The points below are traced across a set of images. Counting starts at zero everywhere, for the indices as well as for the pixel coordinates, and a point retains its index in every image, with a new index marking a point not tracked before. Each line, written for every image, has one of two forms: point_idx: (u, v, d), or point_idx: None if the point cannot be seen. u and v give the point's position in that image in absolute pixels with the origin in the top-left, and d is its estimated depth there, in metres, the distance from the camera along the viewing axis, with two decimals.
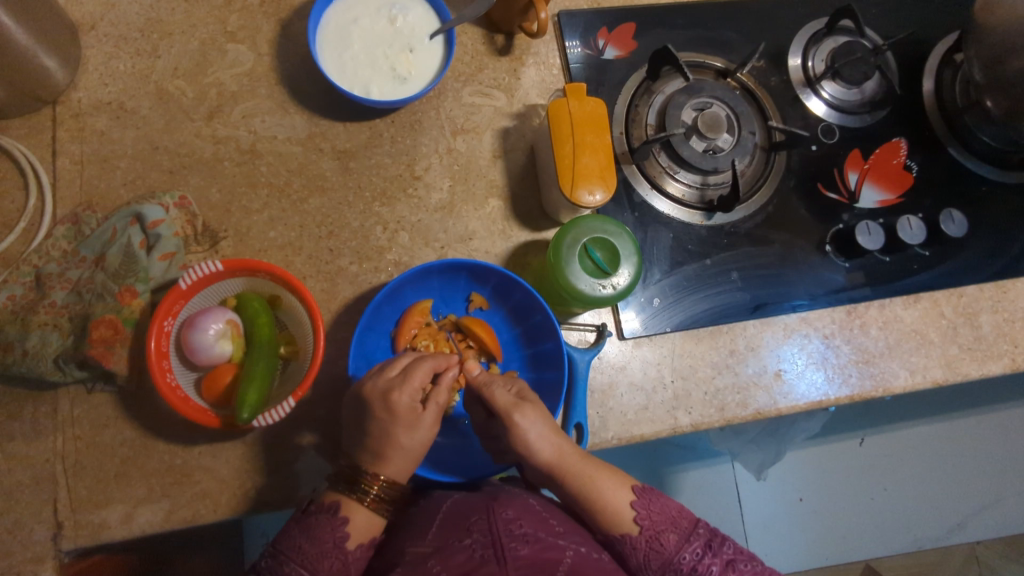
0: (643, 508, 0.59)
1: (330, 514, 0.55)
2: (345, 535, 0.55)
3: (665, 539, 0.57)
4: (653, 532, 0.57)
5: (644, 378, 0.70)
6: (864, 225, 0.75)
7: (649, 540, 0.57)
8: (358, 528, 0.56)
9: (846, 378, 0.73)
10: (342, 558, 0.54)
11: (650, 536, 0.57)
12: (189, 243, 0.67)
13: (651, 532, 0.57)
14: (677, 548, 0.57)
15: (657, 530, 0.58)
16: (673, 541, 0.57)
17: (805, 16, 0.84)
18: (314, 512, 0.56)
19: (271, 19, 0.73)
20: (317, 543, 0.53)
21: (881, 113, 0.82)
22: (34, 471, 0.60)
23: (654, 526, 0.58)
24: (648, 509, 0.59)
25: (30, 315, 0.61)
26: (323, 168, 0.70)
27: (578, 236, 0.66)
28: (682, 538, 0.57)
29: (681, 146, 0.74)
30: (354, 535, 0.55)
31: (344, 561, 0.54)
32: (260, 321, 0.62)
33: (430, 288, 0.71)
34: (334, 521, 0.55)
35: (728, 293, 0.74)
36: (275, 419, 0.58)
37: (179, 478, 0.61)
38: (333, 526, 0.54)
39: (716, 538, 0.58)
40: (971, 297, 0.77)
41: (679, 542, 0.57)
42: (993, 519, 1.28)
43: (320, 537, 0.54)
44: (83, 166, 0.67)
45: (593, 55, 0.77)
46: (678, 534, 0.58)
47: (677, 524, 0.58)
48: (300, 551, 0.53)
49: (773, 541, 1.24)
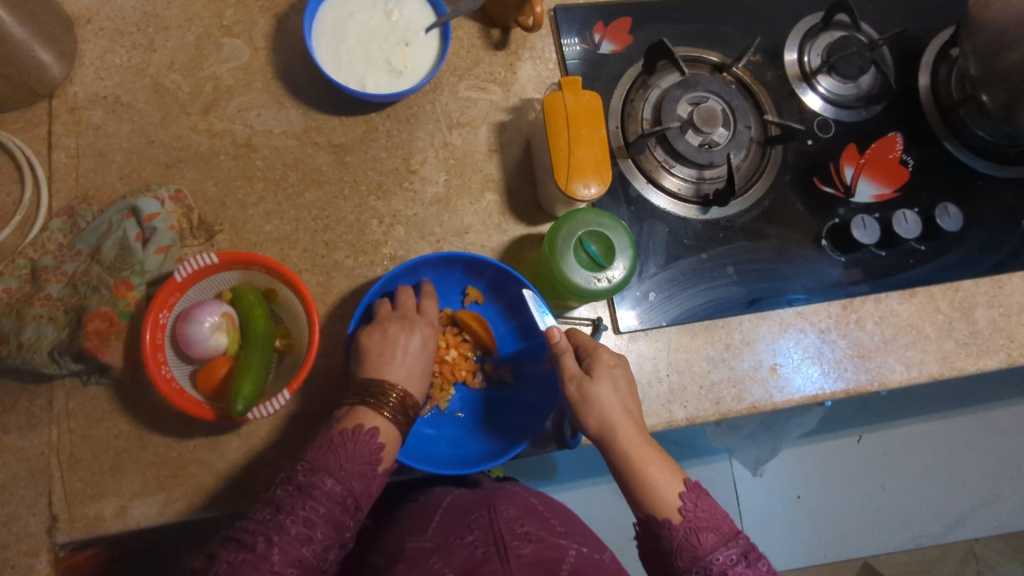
0: (689, 501, 0.57)
1: (361, 433, 0.56)
2: (380, 449, 0.57)
3: (703, 536, 0.55)
4: (693, 524, 0.55)
5: (639, 372, 0.70)
6: (859, 219, 0.75)
7: (687, 531, 0.55)
8: (389, 442, 0.58)
9: (841, 373, 0.73)
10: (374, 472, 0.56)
11: (689, 528, 0.55)
12: (185, 236, 0.67)
13: (690, 524, 0.55)
14: (712, 549, 0.54)
15: (698, 525, 0.55)
16: (710, 541, 0.54)
17: (801, 11, 0.84)
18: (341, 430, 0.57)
19: (267, 13, 0.73)
20: (354, 460, 0.55)
21: (877, 108, 0.82)
22: (30, 463, 0.60)
23: (696, 520, 0.56)
24: (693, 503, 0.57)
25: (25, 307, 0.61)
26: (319, 162, 0.71)
27: (573, 230, 0.66)
28: (719, 540, 0.55)
29: (677, 140, 0.74)
30: (386, 448, 0.57)
31: (375, 475, 0.57)
32: (255, 314, 0.61)
33: (425, 282, 0.71)
34: (372, 439, 0.56)
35: (724, 287, 0.74)
36: (271, 411, 0.58)
37: (175, 471, 0.62)
38: (369, 443, 0.56)
39: (752, 553, 0.55)
40: (967, 291, 0.77)
41: (715, 543, 0.54)
42: (991, 517, 1.29)
43: (359, 453, 0.55)
44: (79, 159, 0.67)
45: (589, 50, 0.77)
46: (717, 536, 0.55)
47: (718, 527, 0.56)
48: (339, 466, 0.55)
49: (770, 539, 1.24)
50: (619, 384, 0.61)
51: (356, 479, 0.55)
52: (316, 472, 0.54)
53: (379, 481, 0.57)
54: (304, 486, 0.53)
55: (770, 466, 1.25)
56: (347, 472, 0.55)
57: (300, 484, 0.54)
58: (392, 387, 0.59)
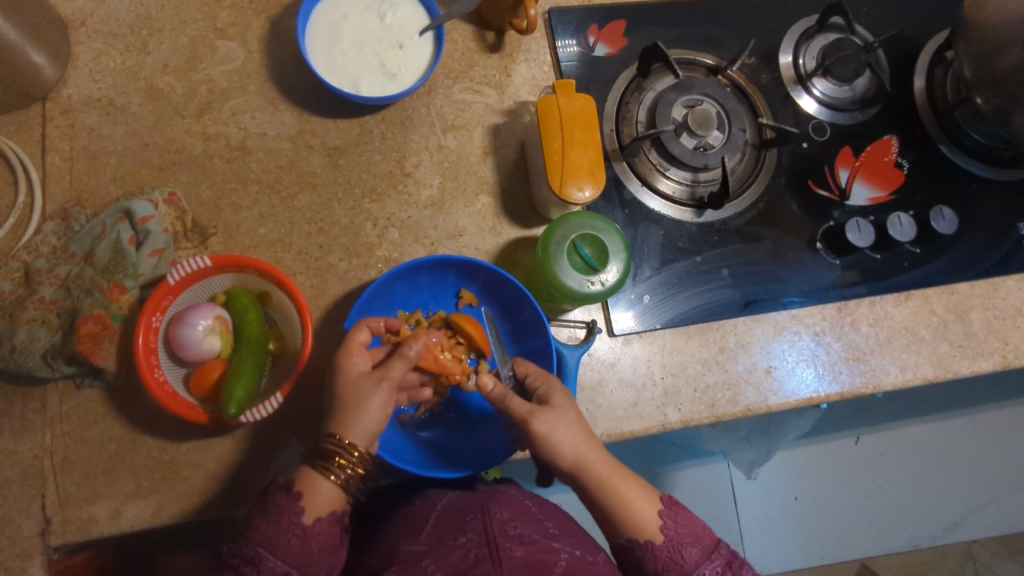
0: (669, 519, 0.58)
1: (291, 496, 0.52)
2: (302, 509, 0.52)
3: (687, 552, 0.56)
4: (676, 542, 0.56)
5: (634, 374, 0.70)
6: (854, 222, 0.75)
7: (671, 550, 0.56)
8: (318, 502, 0.53)
9: (836, 375, 0.73)
10: (301, 534, 0.51)
11: (672, 546, 0.56)
12: (178, 239, 0.67)
13: (673, 542, 0.56)
14: (697, 564, 0.55)
15: (681, 543, 0.56)
16: (694, 556, 0.56)
17: (796, 13, 0.84)
18: (274, 491, 0.53)
19: (261, 16, 0.73)
20: (274, 522, 0.51)
21: (872, 110, 0.82)
22: (23, 467, 0.60)
23: (678, 538, 0.57)
24: (673, 521, 0.58)
25: (18, 310, 0.61)
26: (313, 165, 0.70)
27: (567, 233, 0.66)
28: (702, 554, 0.56)
29: (672, 143, 0.74)
30: (311, 509, 0.52)
31: (304, 537, 0.51)
32: (248, 317, 0.62)
33: (420, 285, 0.71)
34: (291, 498, 0.52)
35: (718, 290, 0.74)
36: (264, 414, 0.58)
37: (168, 474, 0.62)
38: (290, 503, 0.52)
39: (736, 561, 0.57)
40: (961, 294, 0.77)
41: (699, 558, 0.56)
42: (987, 518, 1.29)
43: (278, 515, 0.51)
44: (73, 162, 0.67)
45: (584, 52, 0.77)
46: (700, 550, 0.56)
47: (700, 541, 0.57)
48: (257, 530, 0.51)
49: (767, 540, 1.24)
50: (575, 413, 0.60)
51: (277, 544, 0.51)
52: (239, 539, 0.51)
53: (314, 544, 0.52)
54: (229, 554, 0.51)
55: (766, 467, 1.25)
56: (266, 537, 0.51)
57: (226, 554, 0.51)
58: (333, 438, 0.53)
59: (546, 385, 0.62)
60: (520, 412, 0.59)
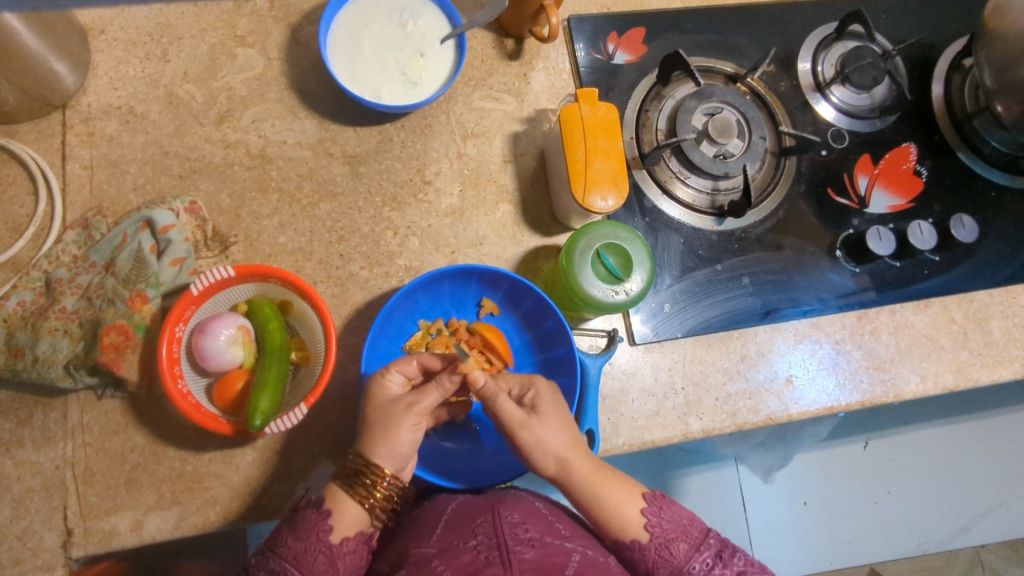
0: (653, 516, 0.58)
1: (319, 514, 0.54)
2: (330, 528, 0.54)
3: (675, 547, 0.57)
4: (663, 539, 0.57)
5: (655, 383, 0.69)
6: (875, 230, 0.75)
7: (658, 548, 0.57)
8: (344, 521, 0.54)
9: (857, 384, 0.73)
10: (328, 553, 0.53)
11: (660, 543, 0.57)
12: (200, 247, 0.66)
13: (660, 540, 0.57)
14: (687, 558, 0.56)
15: (668, 538, 0.57)
16: (683, 551, 0.57)
17: (816, 20, 0.84)
18: (303, 509, 0.55)
19: (281, 23, 0.73)
20: (302, 539, 0.53)
21: (892, 118, 0.82)
22: (44, 478, 0.59)
23: (664, 534, 0.57)
24: (658, 517, 0.58)
25: (40, 321, 0.61)
26: (334, 173, 0.70)
27: (590, 243, 0.65)
28: (692, 547, 0.57)
29: (692, 151, 0.74)
30: (339, 528, 0.54)
31: (330, 556, 0.53)
32: (272, 327, 0.61)
33: (441, 294, 0.71)
34: (321, 515, 0.54)
35: (739, 298, 0.74)
36: (288, 426, 0.58)
37: (192, 484, 0.61)
38: (318, 520, 0.54)
39: (726, 550, 0.58)
40: (981, 302, 0.77)
41: (688, 552, 0.57)
42: (998, 523, 1.27)
43: (306, 531, 0.53)
44: (93, 171, 0.67)
45: (603, 60, 0.77)
46: (689, 543, 0.57)
47: (688, 534, 0.58)
48: (286, 546, 0.53)
49: (777, 545, 1.24)
50: (559, 418, 0.60)
51: (303, 562, 0.52)
52: (268, 555, 0.53)
53: (342, 563, 0.54)
54: (256, 568, 0.53)
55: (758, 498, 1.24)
56: (293, 553, 0.52)
57: (255, 568, 0.53)
58: (375, 471, 0.55)
59: (528, 391, 0.61)
60: (510, 422, 0.59)
